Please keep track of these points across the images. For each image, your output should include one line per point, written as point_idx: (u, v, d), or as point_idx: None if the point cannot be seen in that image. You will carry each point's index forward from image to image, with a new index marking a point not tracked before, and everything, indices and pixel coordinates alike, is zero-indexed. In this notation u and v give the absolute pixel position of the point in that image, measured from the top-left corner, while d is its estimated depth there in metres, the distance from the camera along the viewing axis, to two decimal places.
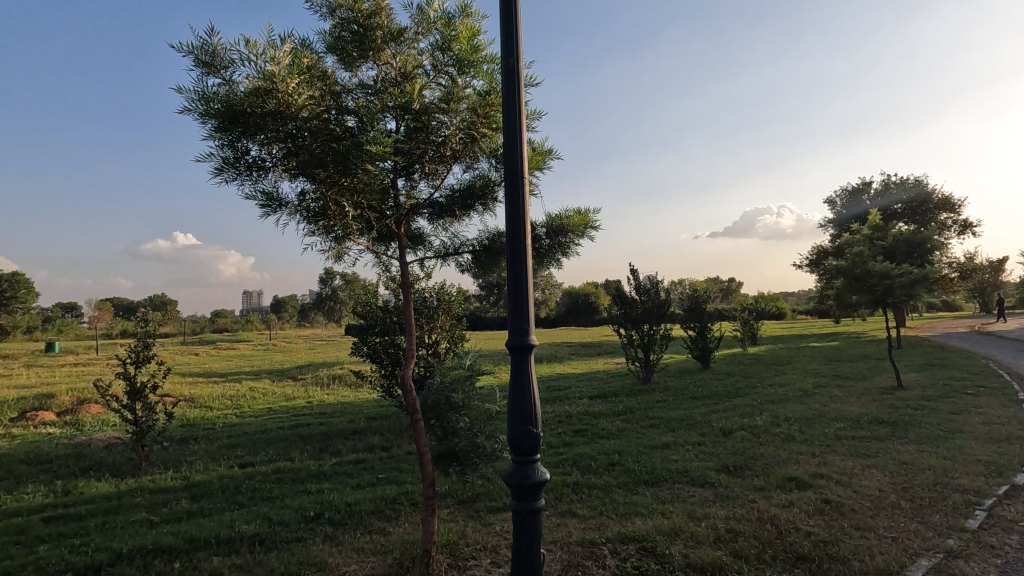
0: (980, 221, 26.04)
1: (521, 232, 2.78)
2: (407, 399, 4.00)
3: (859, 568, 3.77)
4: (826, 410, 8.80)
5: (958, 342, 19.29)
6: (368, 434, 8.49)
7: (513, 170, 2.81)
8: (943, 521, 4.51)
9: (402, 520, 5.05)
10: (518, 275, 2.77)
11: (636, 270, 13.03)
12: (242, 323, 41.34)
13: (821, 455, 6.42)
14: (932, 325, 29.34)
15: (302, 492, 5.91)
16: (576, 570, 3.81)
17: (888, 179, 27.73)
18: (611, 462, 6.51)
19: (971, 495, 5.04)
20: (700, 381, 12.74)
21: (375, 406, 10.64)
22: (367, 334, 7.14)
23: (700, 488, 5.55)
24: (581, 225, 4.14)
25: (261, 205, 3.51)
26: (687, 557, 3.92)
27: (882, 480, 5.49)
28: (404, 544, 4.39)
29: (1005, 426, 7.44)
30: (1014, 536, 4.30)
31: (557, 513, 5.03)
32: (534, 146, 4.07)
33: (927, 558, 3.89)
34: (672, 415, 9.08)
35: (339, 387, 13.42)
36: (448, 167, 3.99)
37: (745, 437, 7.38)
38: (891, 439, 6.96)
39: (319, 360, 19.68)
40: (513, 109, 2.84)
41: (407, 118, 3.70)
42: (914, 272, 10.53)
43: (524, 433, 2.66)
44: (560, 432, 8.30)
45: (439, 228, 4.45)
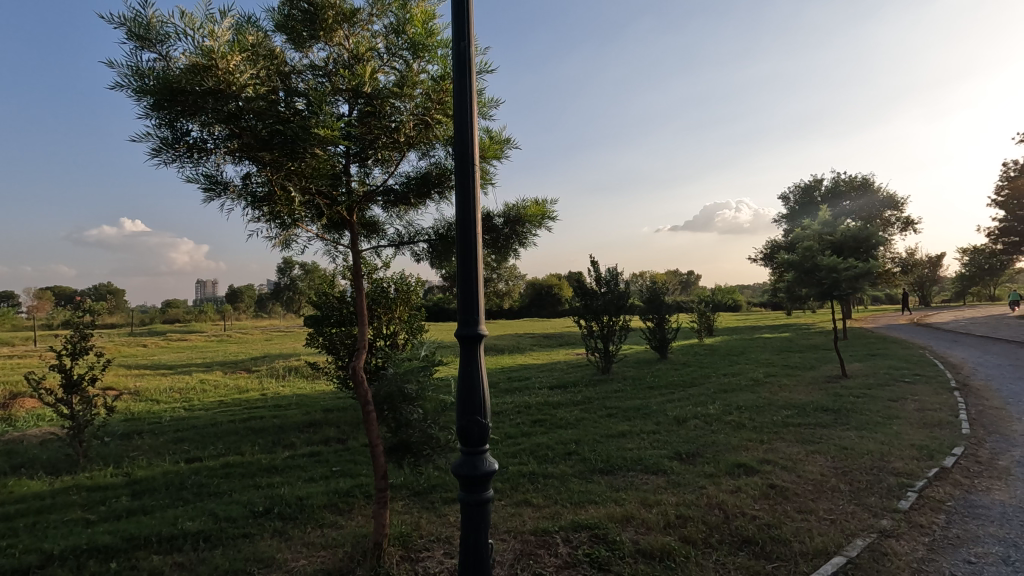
0: (920, 219, 27.51)
1: (471, 221, 2.75)
2: (358, 391, 3.93)
3: (799, 549, 3.93)
4: (775, 398, 9.14)
5: (899, 333, 20.32)
6: (324, 427, 8.32)
7: (464, 159, 2.76)
8: (878, 503, 4.75)
9: (355, 513, 4.98)
10: (468, 263, 2.73)
11: (597, 262, 13.16)
12: (194, 314, 39.88)
13: (768, 442, 6.65)
14: (875, 321, 27.23)
15: (252, 486, 5.74)
16: (528, 559, 3.83)
17: (838, 178, 28.89)
18: (568, 452, 6.57)
19: (905, 477, 5.32)
20: (657, 371, 13.02)
21: (332, 398, 10.44)
22: (323, 325, 6.96)
23: (653, 475, 5.66)
24: (538, 216, 4.12)
25: (203, 189, 3.34)
26: (637, 543, 4.00)
27: (825, 464, 5.73)
28: (356, 537, 4.32)
29: (937, 412, 7.89)
30: (941, 516, 4.56)
31: (513, 503, 5.04)
32: (491, 135, 4.02)
33: (862, 538, 4.08)
34: (629, 404, 9.25)
35: (296, 379, 13.10)
36: (402, 153, 3.89)
37: (698, 426, 7.58)
38: (834, 425, 7.28)
39: (275, 351, 19.19)
40: (464, 97, 2.78)
41: (359, 102, 3.58)
42: (859, 266, 11.00)
43: (472, 423, 2.64)
44: (519, 422, 8.33)
45: (394, 215, 4.36)
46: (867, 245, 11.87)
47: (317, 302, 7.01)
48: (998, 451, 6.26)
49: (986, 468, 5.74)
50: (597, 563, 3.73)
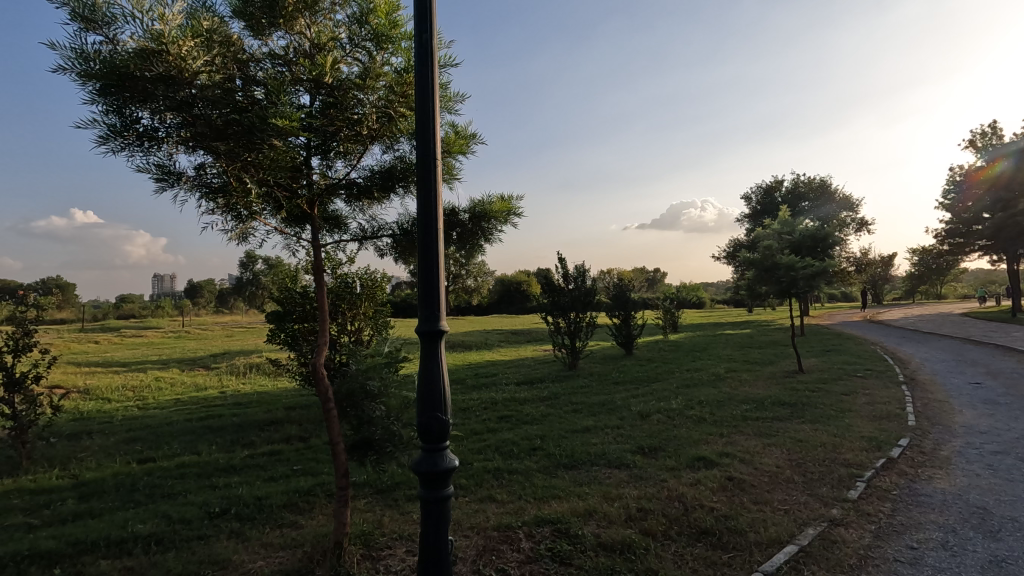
0: (873, 220, 28.70)
1: (433, 216, 2.73)
2: (319, 388, 3.86)
3: (754, 538, 4.05)
4: (735, 393, 9.40)
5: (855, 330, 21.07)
6: (285, 425, 8.14)
7: (427, 153, 2.74)
8: (829, 493, 4.93)
9: (316, 512, 4.89)
10: (430, 258, 2.71)
11: (565, 259, 13.26)
12: (151, 309, 38.49)
13: (728, 435, 6.83)
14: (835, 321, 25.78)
15: (208, 487, 5.57)
16: (491, 555, 3.84)
17: (797, 179, 29.83)
18: (533, 447, 6.61)
19: (854, 468, 5.54)
20: (622, 367, 13.21)
21: (295, 395, 10.23)
22: (285, 321, 6.79)
23: (616, 469, 5.75)
24: (504, 212, 4.11)
25: (155, 178, 3.21)
26: (599, 536, 4.05)
27: (780, 456, 5.92)
28: (316, 537, 4.24)
29: (886, 405, 8.25)
30: (887, 504, 4.78)
31: (477, 499, 5.04)
32: (457, 130, 3.99)
33: (813, 527, 4.23)
34: (594, 400, 9.36)
35: (258, 376, 12.78)
36: (365, 146, 3.83)
37: (660, 420, 7.73)
38: (790, 419, 7.52)
39: (236, 347, 18.69)
40: (426, 91, 2.75)
41: (321, 93, 3.50)
42: (816, 265, 11.39)
43: (433, 420, 2.61)
44: (486, 418, 8.34)
45: (357, 209, 4.29)
46: (823, 245, 12.28)
47: (280, 297, 6.84)
48: (940, 441, 6.59)
49: (929, 458, 6.03)
50: (559, 557, 3.76)
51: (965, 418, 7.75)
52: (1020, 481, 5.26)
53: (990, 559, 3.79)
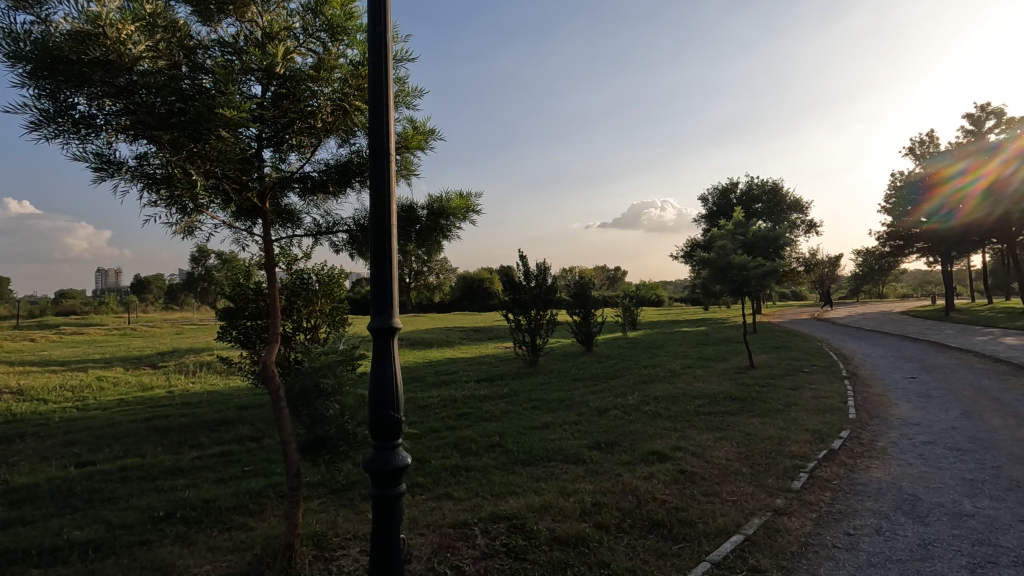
0: (821, 223, 30.00)
1: (386, 212, 2.71)
2: (269, 387, 3.79)
3: (703, 529, 4.18)
4: (689, 388, 9.67)
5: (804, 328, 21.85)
6: (237, 425, 7.90)
7: (379, 147, 2.70)
8: (774, 483, 5.14)
9: (267, 514, 4.76)
10: (383, 254, 2.69)
11: (526, 257, 13.30)
12: (93, 306, 36.57)
13: (681, 430, 7.01)
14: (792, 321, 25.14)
15: (152, 490, 5.36)
16: (445, 552, 3.83)
17: (751, 181, 30.82)
18: (491, 444, 6.62)
19: (798, 459, 5.79)
20: (581, 364, 13.39)
21: (249, 395, 9.93)
22: (237, 318, 6.57)
23: (573, 465, 5.82)
24: (462, 209, 4.10)
25: (93, 168, 3.06)
26: (553, 531, 4.10)
27: (730, 449, 6.13)
28: (267, 539, 4.14)
29: (829, 399, 8.65)
30: (827, 493, 5.02)
31: (433, 497, 5.02)
32: (415, 125, 3.95)
33: (759, 517, 4.40)
34: (553, 396, 9.45)
35: (209, 375, 12.34)
36: (319, 139, 3.74)
37: (617, 416, 7.88)
38: (740, 413, 7.80)
39: (185, 345, 17.94)
40: (379, 85, 2.71)
41: (273, 84, 3.41)
42: (766, 265, 11.79)
43: (384, 418, 2.59)
44: (444, 416, 8.30)
45: (312, 204, 4.21)
46: (774, 245, 12.74)
47: (231, 294, 6.60)
48: (878, 433, 6.95)
49: (867, 448, 6.35)
50: (513, 552, 3.79)
51: (901, 410, 8.20)
52: (947, 469, 5.61)
53: (918, 542, 4.03)
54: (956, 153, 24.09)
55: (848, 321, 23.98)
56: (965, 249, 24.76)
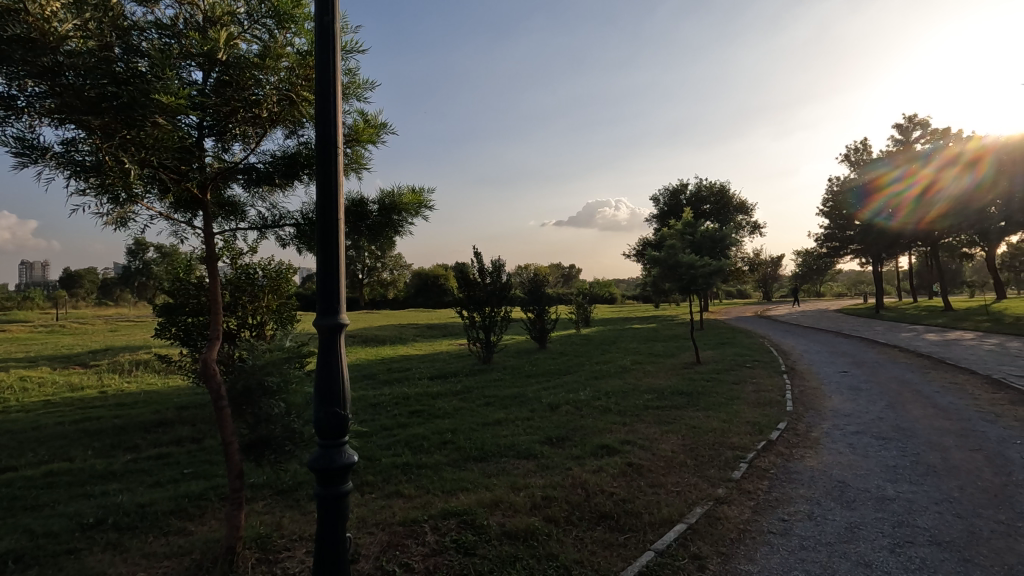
0: (764, 224, 31.35)
1: (333, 205, 2.65)
2: (210, 386, 3.67)
3: (648, 519, 4.31)
4: (639, 383, 9.94)
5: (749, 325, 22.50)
6: (176, 426, 7.55)
7: (327, 139, 2.65)
8: (717, 474, 5.36)
9: (207, 517, 4.59)
10: (330, 248, 2.63)
11: (480, 254, 13.28)
12: (17, 300, 34.13)
13: (630, 424, 7.19)
14: (739, 321, 24.54)
15: (81, 496, 5.07)
16: (395, 550, 3.81)
17: (700, 183, 31.81)
18: (443, 441, 6.60)
19: (739, 450, 6.05)
20: (535, 360, 13.53)
21: (190, 394, 9.50)
22: (177, 314, 6.28)
23: (524, 460, 5.88)
24: (414, 204, 4.05)
25: (13, 153, 2.85)
26: (503, 526, 4.13)
27: (676, 442, 6.34)
28: (207, 543, 4.00)
29: (769, 393, 9.07)
30: (764, 481, 5.27)
31: (383, 495, 4.96)
32: (366, 119, 3.89)
33: (701, 506, 4.57)
34: (506, 393, 9.50)
35: (146, 374, 11.75)
36: (264, 129, 3.63)
37: (569, 411, 8.00)
38: (686, 407, 8.07)
39: (120, 343, 16.98)
40: (326, 74, 2.66)
41: (215, 71, 3.28)
42: (713, 265, 12.20)
43: (330, 416, 2.54)
44: (397, 413, 8.22)
45: (257, 196, 4.08)
46: (720, 245, 13.24)
47: (170, 289, 6.29)
48: (812, 424, 7.35)
49: (802, 439, 6.69)
50: (463, 548, 3.80)
51: (834, 402, 8.68)
52: (873, 457, 5.99)
53: (846, 526, 4.29)
54: (895, 160, 25.63)
55: (795, 321, 23.83)
56: (893, 251, 26.47)
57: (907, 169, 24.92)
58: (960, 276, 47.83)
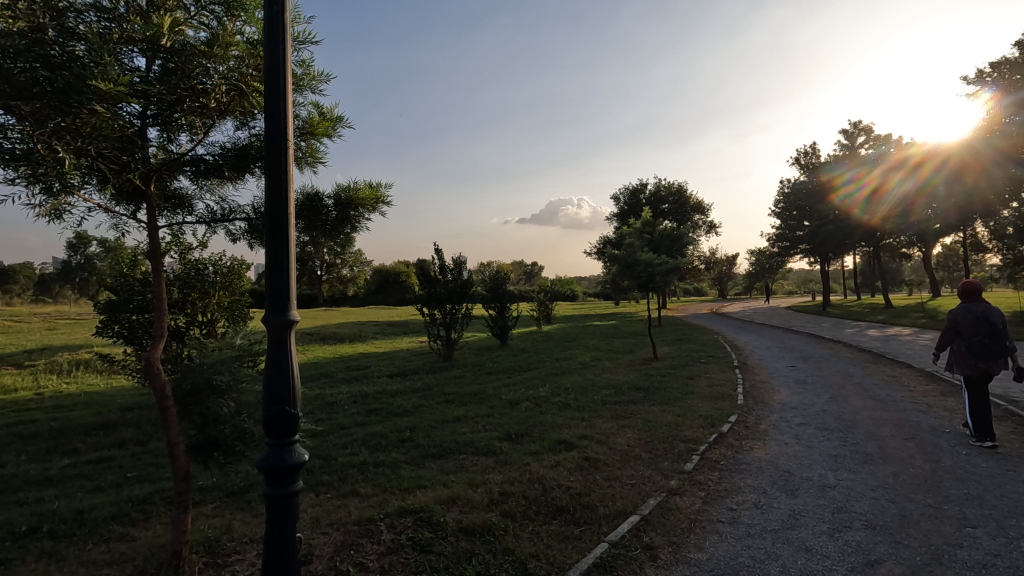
0: (719, 224, 32.30)
1: (283, 199, 2.59)
2: (154, 386, 3.56)
3: (603, 512, 4.40)
4: (597, 379, 10.12)
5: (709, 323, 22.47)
6: (120, 428, 7.22)
7: (276, 131, 2.59)
8: (670, 466, 5.51)
9: (152, 522, 4.42)
10: (279, 243, 2.57)
11: (442, 250, 13.20)
12: None
13: (588, 419, 7.31)
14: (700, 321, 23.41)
15: (13, 504, 4.79)
16: (349, 550, 3.77)
17: (659, 183, 32.47)
18: (402, 439, 6.55)
19: (692, 443, 6.24)
20: (496, 358, 13.57)
21: (135, 395, 9.09)
22: (120, 312, 6.00)
23: (483, 456, 5.89)
24: (371, 200, 4.00)
25: None
26: (460, 522, 4.14)
27: (632, 436, 6.48)
28: (151, 548, 3.85)
29: (722, 387, 9.39)
30: (715, 473, 5.45)
31: (339, 495, 4.88)
32: (321, 111, 3.82)
33: (654, 498, 4.70)
34: (467, 390, 9.50)
35: (88, 375, 11.17)
36: (212, 120, 3.52)
37: (528, 407, 8.07)
38: (643, 401, 8.26)
39: (57, 342, 16.04)
40: (275, 65, 2.60)
41: (159, 58, 3.16)
42: (670, 263, 12.48)
43: (279, 414, 2.49)
44: (354, 412, 8.10)
45: (205, 190, 3.94)
46: (678, 245, 13.57)
47: (113, 285, 6.00)
48: (761, 417, 7.64)
49: (751, 431, 6.95)
50: (419, 545, 3.79)
51: (782, 396, 9.05)
52: (816, 447, 6.28)
53: (789, 513, 4.49)
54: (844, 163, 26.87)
55: (758, 321, 22.95)
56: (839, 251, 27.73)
57: (857, 172, 26.12)
58: (900, 275, 50.50)
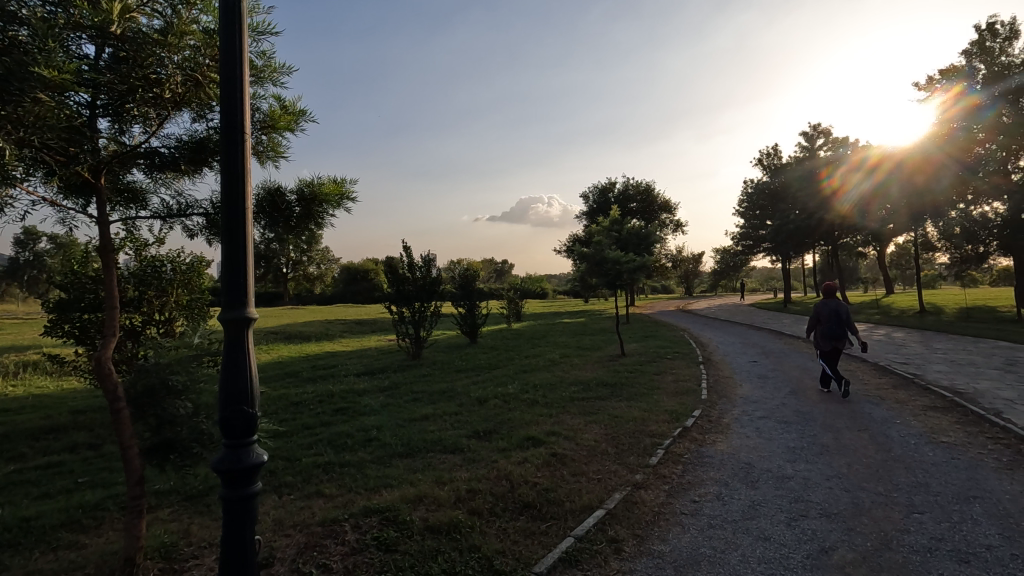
0: (685, 223, 32.92)
1: (240, 194, 2.52)
2: (106, 386, 3.45)
3: (569, 507, 4.44)
4: (566, 376, 10.21)
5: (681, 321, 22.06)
6: (70, 432, 6.92)
7: (232, 124, 2.51)
8: (635, 460, 5.60)
9: (104, 529, 4.25)
10: (235, 239, 2.50)
11: (410, 247, 13.07)
12: None
13: (556, 416, 7.36)
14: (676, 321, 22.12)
15: None
16: (312, 551, 3.70)
17: (627, 182, 32.86)
18: (368, 438, 6.48)
19: (657, 437, 6.35)
20: (465, 355, 13.54)
21: (88, 397, 8.73)
22: (71, 311, 5.71)
23: (450, 454, 5.87)
24: (336, 195, 3.93)
25: None
26: (426, 520, 4.12)
27: (599, 432, 6.56)
28: (103, 555, 3.71)
29: (686, 382, 9.58)
30: (679, 466, 5.56)
31: (303, 496, 4.80)
32: (283, 105, 3.74)
33: (620, 492, 4.77)
34: (435, 388, 9.45)
35: (36, 377, 10.66)
36: (166, 111, 3.41)
37: (497, 404, 8.08)
38: (610, 397, 8.36)
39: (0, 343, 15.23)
40: (232, 56, 2.52)
41: (110, 45, 3.03)
42: (637, 261, 12.63)
43: (237, 414, 2.43)
44: (319, 411, 7.96)
45: (161, 183, 3.82)
46: (645, 243, 13.76)
47: (63, 282, 5.72)
48: (724, 410, 7.84)
49: (714, 425, 7.10)
50: (384, 544, 3.75)
51: (744, 390, 9.30)
52: (775, 439, 6.48)
53: (749, 504, 4.62)
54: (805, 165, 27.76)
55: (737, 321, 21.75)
56: (800, 250, 28.59)
57: (821, 172, 26.86)
58: (856, 273, 52.47)
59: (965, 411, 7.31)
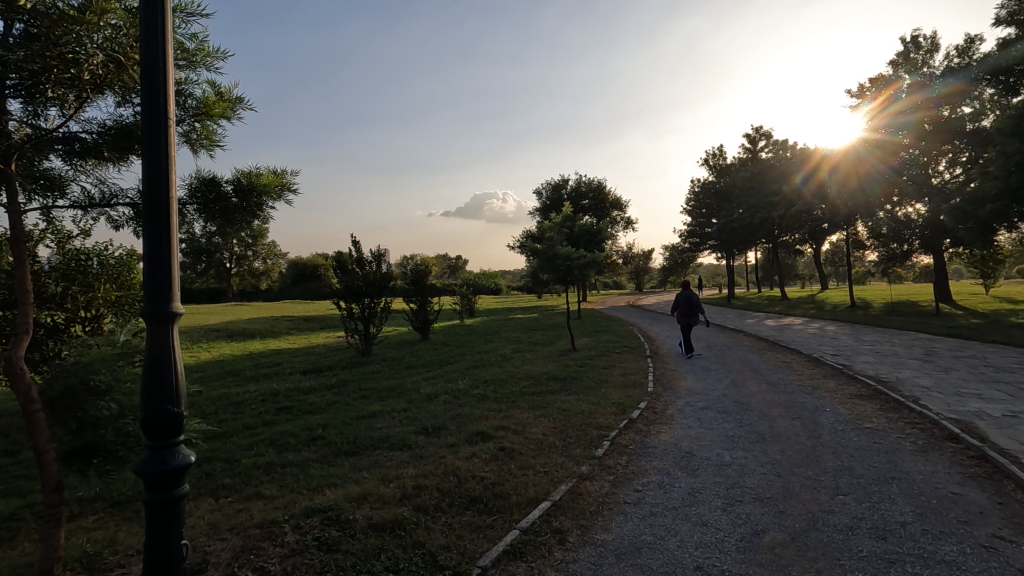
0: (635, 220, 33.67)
1: (163, 185, 2.39)
2: (17, 389, 3.18)
3: (515, 500, 4.47)
4: (517, 370, 10.28)
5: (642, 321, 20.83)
6: None
7: (155, 109, 2.38)
8: (581, 452, 5.70)
9: (18, 540, 3.97)
10: (159, 231, 2.37)
11: (359, 242, 12.76)
12: None
13: (506, 410, 7.39)
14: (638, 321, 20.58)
15: None
16: (249, 555, 3.58)
17: (580, 179, 33.28)
18: (312, 437, 6.31)
19: (603, 429, 6.48)
20: (416, 351, 13.41)
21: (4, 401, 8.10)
22: None
23: (398, 451, 5.80)
24: (276, 187, 3.80)
25: None
26: (370, 518, 4.05)
27: (547, 425, 6.63)
28: (17, 568, 3.47)
29: (634, 376, 9.80)
30: (623, 457, 5.70)
31: (241, 498, 4.64)
32: (218, 91, 3.59)
33: (565, 483, 4.84)
34: (383, 385, 9.31)
35: None
36: (86, 94, 3.19)
37: (447, 400, 8.04)
38: (560, 391, 8.49)
39: None
40: (153, 38, 2.38)
41: (20, 20, 2.82)
42: (588, 257, 12.82)
43: (161, 413, 2.31)
44: (262, 411, 7.68)
45: (81, 172, 3.58)
46: (596, 239, 13.99)
47: None
48: (668, 402, 8.09)
49: (658, 416, 7.32)
50: (326, 545, 3.67)
51: (687, 382, 9.62)
52: (714, 429, 6.74)
53: (689, 491, 4.78)
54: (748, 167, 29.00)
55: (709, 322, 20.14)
56: (742, 247, 29.78)
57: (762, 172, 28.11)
58: (794, 270, 55.08)
59: (887, 399, 7.82)
